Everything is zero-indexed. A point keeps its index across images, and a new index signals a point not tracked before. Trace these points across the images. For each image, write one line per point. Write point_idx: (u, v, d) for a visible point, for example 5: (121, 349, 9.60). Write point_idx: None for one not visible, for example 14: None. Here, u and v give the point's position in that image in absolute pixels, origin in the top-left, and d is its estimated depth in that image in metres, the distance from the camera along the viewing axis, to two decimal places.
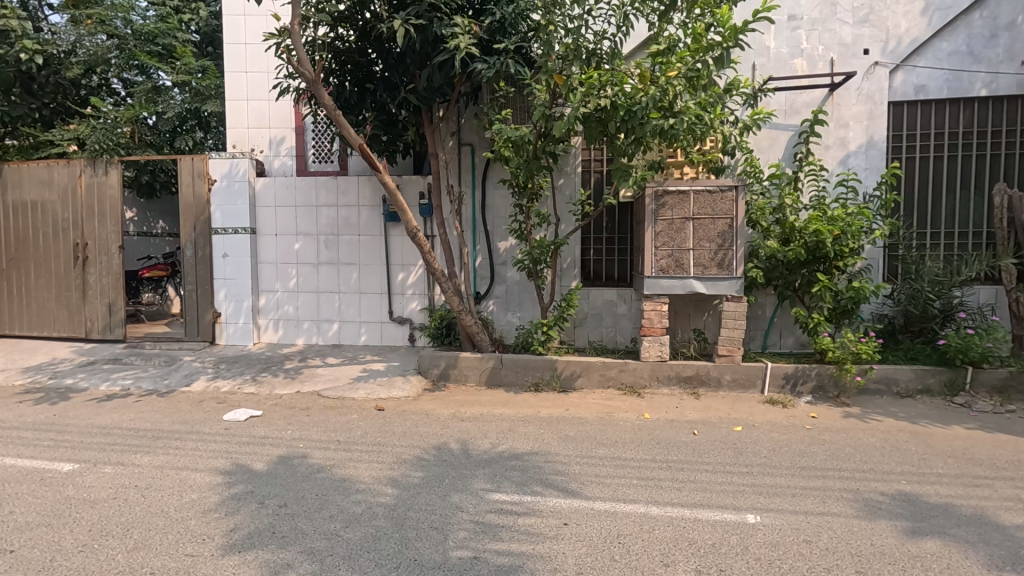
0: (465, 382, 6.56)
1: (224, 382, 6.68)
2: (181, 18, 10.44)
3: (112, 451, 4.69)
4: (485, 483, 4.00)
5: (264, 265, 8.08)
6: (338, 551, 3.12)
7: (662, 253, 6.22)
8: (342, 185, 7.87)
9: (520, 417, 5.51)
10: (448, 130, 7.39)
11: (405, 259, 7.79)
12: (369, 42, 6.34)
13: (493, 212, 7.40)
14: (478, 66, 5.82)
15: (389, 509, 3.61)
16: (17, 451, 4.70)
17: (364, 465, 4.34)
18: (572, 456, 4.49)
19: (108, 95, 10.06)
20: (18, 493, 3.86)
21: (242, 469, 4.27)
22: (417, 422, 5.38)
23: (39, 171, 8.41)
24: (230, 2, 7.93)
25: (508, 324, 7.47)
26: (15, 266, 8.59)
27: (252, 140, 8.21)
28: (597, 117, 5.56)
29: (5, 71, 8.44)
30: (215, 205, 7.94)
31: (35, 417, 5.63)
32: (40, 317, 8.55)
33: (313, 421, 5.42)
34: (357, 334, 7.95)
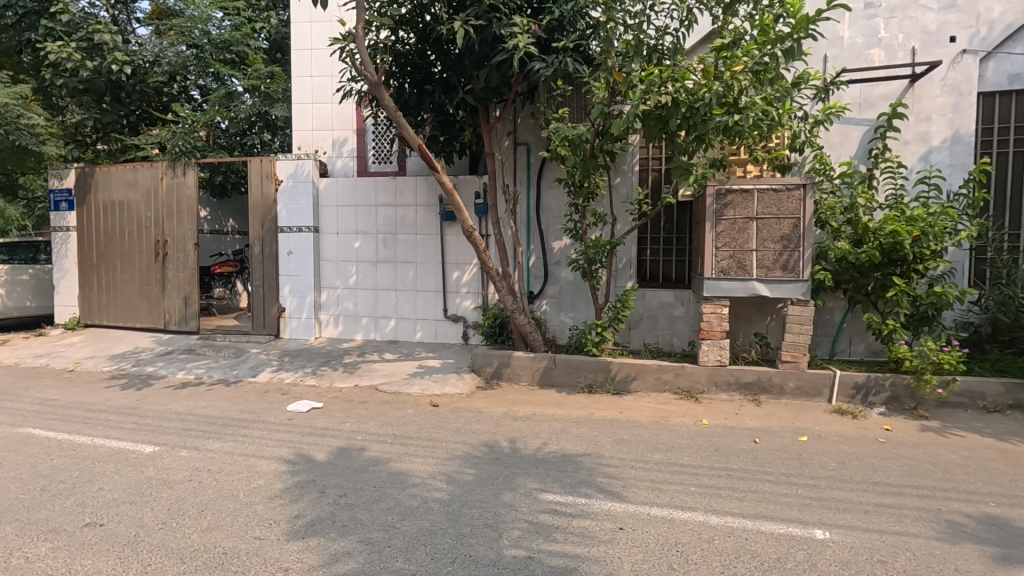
0: (518, 381, 6.57)
1: (288, 374, 6.98)
2: (254, 27, 10.77)
3: (187, 436, 4.99)
4: (538, 483, 3.99)
5: (326, 262, 8.38)
6: (395, 543, 3.18)
7: (723, 254, 6.01)
8: (400, 185, 8.05)
9: (573, 418, 5.46)
10: (505, 130, 7.43)
11: (460, 257, 7.87)
12: (429, 44, 6.45)
13: (548, 211, 7.38)
14: (536, 66, 5.83)
15: (444, 505, 3.66)
16: (105, 433, 5.08)
17: (420, 460, 4.42)
18: (627, 460, 4.41)
19: (187, 102, 10.62)
20: (106, 472, 4.17)
21: (305, 458, 4.44)
22: (470, 419, 5.43)
23: (126, 172, 9.07)
24: (298, 10, 8.27)
25: (561, 325, 7.43)
26: (103, 261, 9.29)
27: (316, 141, 8.53)
28: (658, 114, 5.43)
29: (98, 81, 9.39)
30: (281, 205, 8.31)
31: (121, 402, 6.07)
32: (124, 308, 9.20)
33: (370, 415, 5.57)
34: (412, 330, 8.12)
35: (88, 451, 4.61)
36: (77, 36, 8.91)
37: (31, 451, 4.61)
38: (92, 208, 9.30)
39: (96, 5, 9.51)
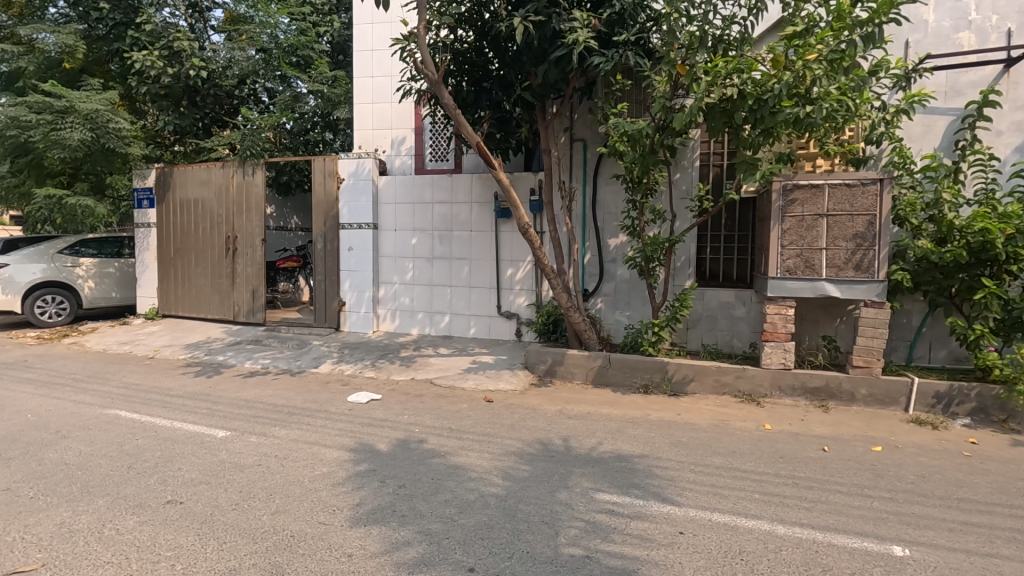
0: (571, 379, 6.53)
1: (347, 366, 7.22)
2: (317, 31, 11.09)
3: (256, 422, 5.24)
4: (594, 482, 3.94)
5: (384, 258, 8.60)
6: (454, 536, 3.22)
7: (790, 253, 5.74)
8: (456, 182, 8.16)
9: (628, 418, 5.37)
10: (561, 126, 7.40)
11: (514, 254, 7.90)
12: (487, 41, 6.49)
13: (604, 208, 7.29)
14: (596, 60, 5.77)
15: (500, 500, 3.68)
16: (182, 417, 5.41)
17: (476, 454, 4.47)
18: (685, 463, 4.30)
19: (255, 104, 11.18)
20: (184, 454, 4.44)
21: (366, 448, 4.58)
22: (524, 415, 5.44)
23: (200, 172, 9.61)
24: (360, 12, 8.51)
25: (616, 323, 7.31)
26: (179, 256, 9.88)
27: (376, 141, 8.74)
28: (723, 107, 5.30)
29: (177, 86, 10.00)
30: (343, 202, 8.61)
31: (195, 388, 6.44)
32: (198, 300, 9.76)
33: (426, 408, 5.67)
34: (466, 326, 8.21)
35: (168, 433, 4.92)
36: (159, 44, 9.58)
37: (118, 431, 4.96)
38: (170, 206, 9.90)
39: (176, 14, 10.13)
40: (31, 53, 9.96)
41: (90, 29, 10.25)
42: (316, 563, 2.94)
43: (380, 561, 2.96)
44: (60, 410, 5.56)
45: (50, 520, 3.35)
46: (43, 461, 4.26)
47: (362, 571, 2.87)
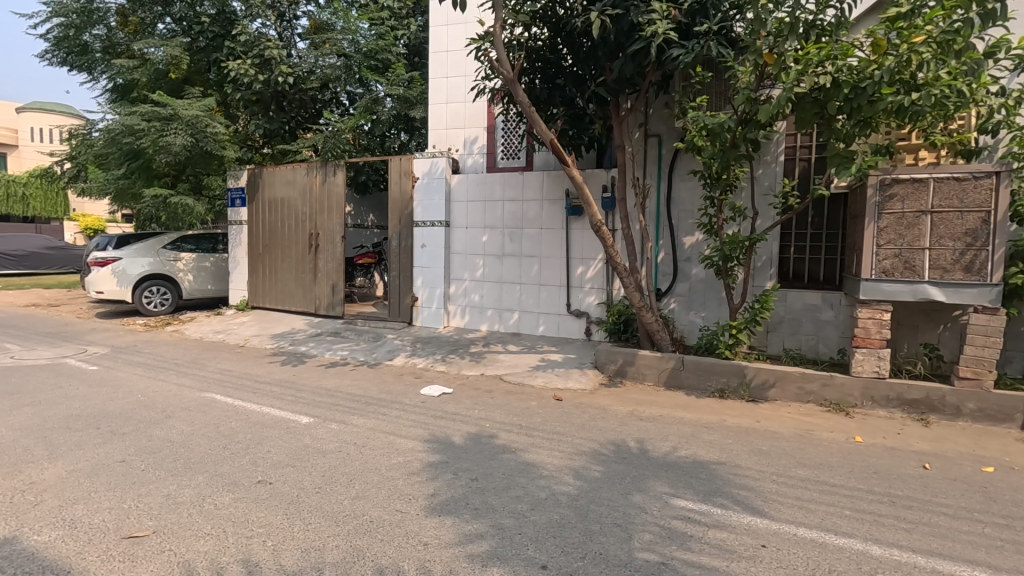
0: (642, 380, 6.37)
1: (420, 360, 7.43)
2: (396, 34, 11.53)
3: (336, 410, 5.51)
4: (669, 487, 3.83)
5: (455, 255, 8.77)
6: (526, 532, 3.23)
7: (886, 253, 5.32)
8: (527, 180, 8.19)
9: (703, 423, 5.18)
10: (636, 122, 7.28)
11: (585, 252, 7.82)
12: (561, 38, 6.45)
13: (679, 205, 7.09)
14: (675, 52, 5.59)
15: (572, 499, 3.65)
16: (271, 402, 5.77)
17: (547, 452, 4.46)
18: (767, 473, 4.09)
19: (337, 107, 11.69)
20: (273, 437, 4.73)
21: (440, 440, 4.69)
22: (594, 415, 5.37)
23: (287, 173, 10.20)
24: (436, 14, 8.72)
25: (691, 324, 7.08)
26: (267, 251, 10.52)
27: (449, 140, 8.91)
28: (814, 97, 5.01)
29: (267, 92, 10.66)
30: (417, 201, 8.87)
31: (281, 376, 6.86)
32: (283, 293, 10.36)
33: (496, 404, 5.73)
34: (536, 324, 8.22)
35: (258, 417, 5.26)
36: (252, 53, 10.23)
37: (215, 413, 5.36)
38: (260, 204, 10.58)
39: (267, 25, 10.78)
40: (143, 66, 10.94)
41: (193, 42, 11.12)
42: (394, 548, 3.03)
43: (454, 552, 3.01)
44: (165, 392, 6.08)
45: (159, 492, 3.67)
46: (152, 437, 4.68)
47: (438, 560, 2.93)
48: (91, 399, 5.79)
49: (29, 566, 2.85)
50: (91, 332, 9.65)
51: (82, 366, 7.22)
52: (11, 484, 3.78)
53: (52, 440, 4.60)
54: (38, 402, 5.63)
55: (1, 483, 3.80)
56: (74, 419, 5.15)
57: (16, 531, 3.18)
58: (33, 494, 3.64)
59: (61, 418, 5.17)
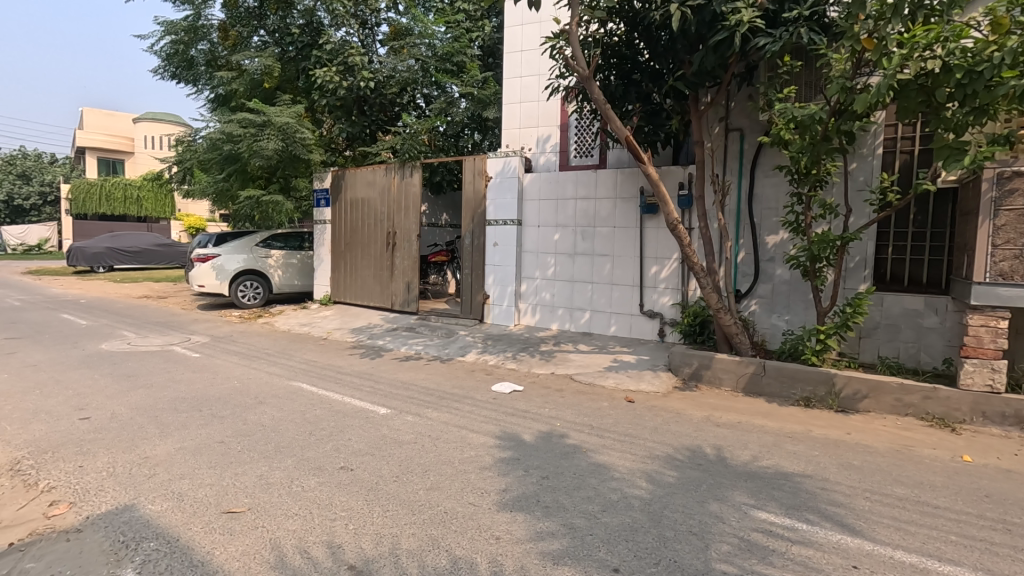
0: (719, 385, 6.13)
1: (491, 357, 7.54)
2: (471, 37, 11.77)
3: (411, 403, 5.70)
4: (749, 498, 3.66)
5: (527, 254, 8.80)
6: (598, 533, 3.20)
7: (1003, 254, 4.81)
8: (600, 178, 8.09)
9: (786, 432, 4.91)
10: (716, 116, 7.03)
11: (660, 251, 7.64)
12: (638, 33, 6.33)
13: (762, 202, 6.77)
14: (762, 41, 5.33)
15: (644, 503, 3.57)
16: (352, 393, 6.07)
17: (618, 454, 4.39)
18: (858, 489, 3.81)
19: (414, 109, 12.03)
20: (353, 426, 4.97)
21: (510, 437, 4.73)
22: (668, 419, 5.22)
23: (368, 174, 10.66)
24: (511, 15, 8.82)
25: (773, 328, 6.73)
26: (348, 249, 11.06)
27: (522, 139, 8.96)
28: (919, 84, 4.62)
29: (350, 97, 11.18)
30: (490, 200, 9.00)
31: (360, 368, 7.19)
32: (362, 289, 10.85)
33: (567, 403, 5.70)
34: (607, 324, 8.10)
35: (340, 406, 5.55)
36: (337, 61, 10.80)
37: (301, 401, 5.71)
38: (343, 204, 11.13)
39: (350, 33, 11.32)
40: (241, 76, 11.82)
41: (284, 52, 11.88)
42: (467, 540, 3.10)
43: (526, 548, 3.03)
44: (258, 380, 6.55)
45: (253, 472, 3.96)
46: (246, 421, 5.06)
47: (510, 555, 2.96)
48: (194, 383, 6.33)
49: (145, 532, 3.17)
50: (194, 323, 10.54)
51: (186, 353, 7.91)
52: (129, 458, 4.20)
53: (162, 419, 5.08)
54: (150, 384, 6.23)
55: (121, 456, 4.24)
56: (180, 401, 5.66)
57: (134, 500, 3.54)
58: (147, 467, 4.04)
59: (169, 400, 5.70)
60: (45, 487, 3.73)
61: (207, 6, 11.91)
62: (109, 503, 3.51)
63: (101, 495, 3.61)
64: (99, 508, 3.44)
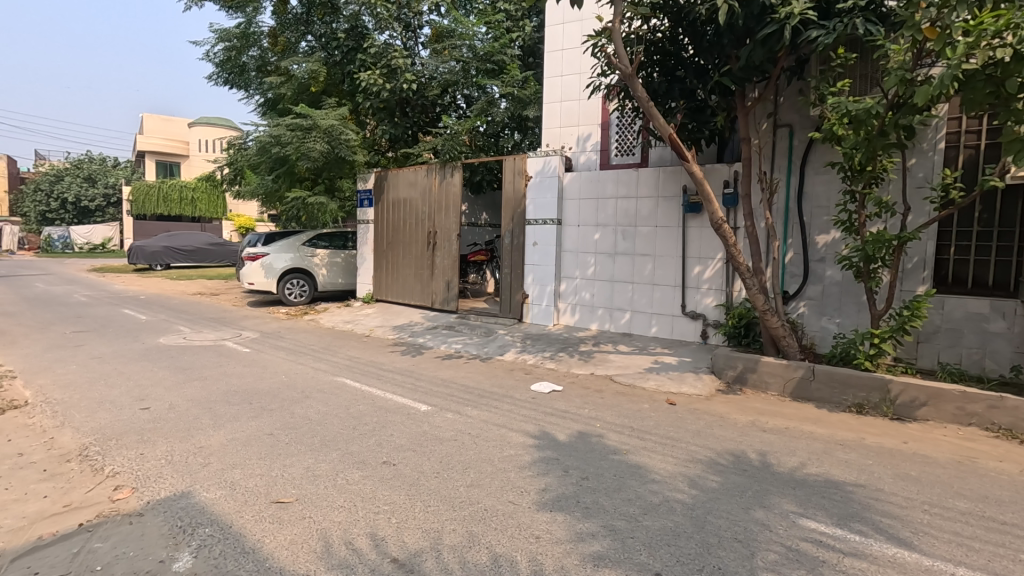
0: (765, 389, 5.95)
1: (530, 356, 7.55)
2: (511, 37, 11.82)
3: (451, 401, 5.77)
4: (797, 506, 3.54)
5: (566, 253, 8.77)
6: (639, 536, 3.16)
7: None
8: (641, 177, 7.98)
9: (837, 439, 4.72)
10: (764, 112, 6.83)
11: (703, 251, 7.48)
12: (682, 28, 6.22)
13: (812, 200, 6.54)
14: (814, 33, 5.14)
15: (687, 508, 3.50)
16: (393, 389, 6.19)
17: (660, 457, 4.33)
18: (916, 501, 3.62)
19: (455, 110, 12.15)
20: (395, 422, 5.07)
21: (550, 437, 4.73)
22: (710, 422, 5.10)
23: (410, 174, 10.85)
24: (552, 14, 8.80)
25: (823, 331, 6.48)
26: (390, 249, 11.28)
27: (562, 138, 8.93)
28: (987, 74, 4.35)
29: (393, 99, 11.39)
30: (530, 200, 9.01)
31: (401, 365, 7.32)
32: (403, 288, 11.04)
33: (607, 404, 5.65)
34: (648, 324, 7.98)
35: (382, 402, 5.67)
36: (381, 64, 11.02)
37: (345, 396, 5.86)
38: (385, 204, 11.35)
39: (393, 36, 11.52)
40: (289, 81, 12.20)
41: (330, 56, 12.20)
42: (507, 538, 3.11)
43: (566, 548, 3.02)
44: (304, 375, 6.76)
45: (300, 464, 4.09)
46: (294, 414, 5.24)
47: (550, 555, 2.96)
48: (245, 377, 6.59)
49: (201, 518, 3.32)
50: (244, 319, 10.97)
51: (237, 348, 8.24)
52: (186, 447, 4.41)
53: (215, 411, 5.31)
54: (205, 378, 6.51)
55: (178, 445, 4.46)
56: (232, 393, 5.91)
57: (190, 487, 3.71)
58: (203, 456, 4.23)
59: (222, 392, 5.95)
60: (110, 472, 3.96)
61: (258, 13, 12.34)
62: (167, 489, 3.69)
63: (161, 481, 3.81)
64: (158, 494, 3.62)
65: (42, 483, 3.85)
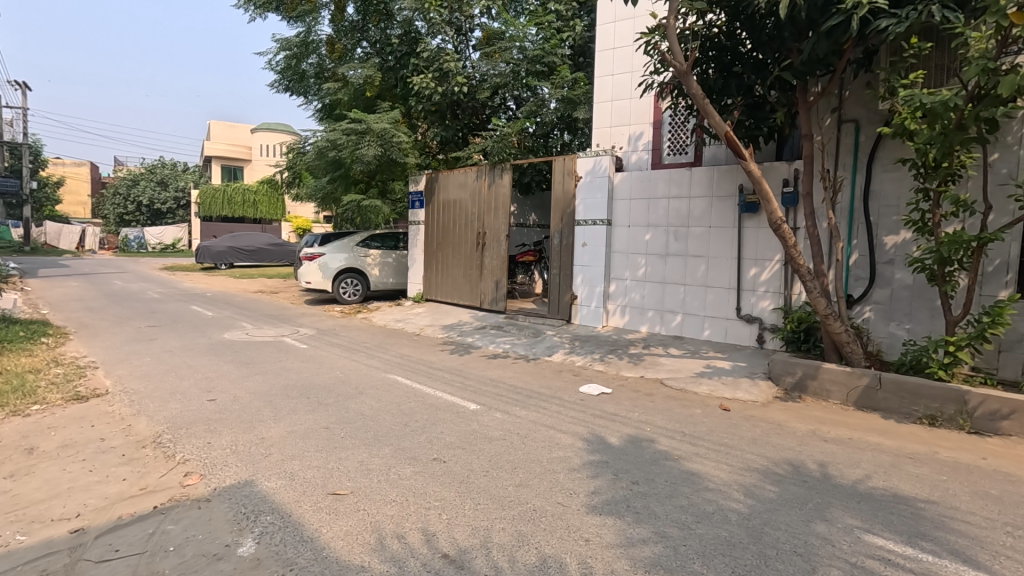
0: (826, 397, 5.68)
1: (578, 358, 7.50)
2: (562, 37, 11.79)
3: (500, 400, 5.81)
4: (861, 521, 3.36)
5: (616, 254, 8.66)
6: (692, 544, 3.08)
7: None
8: (694, 176, 7.78)
9: (906, 452, 4.45)
10: (828, 107, 6.54)
11: (760, 252, 7.23)
12: (740, 23, 6.04)
13: (880, 199, 6.20)
14: (884, 23, 4.86)
15: (743, 518, 3.39)
16: (443, 388, 6.28)
17: (714, 464, 4.21)
18: (997, 522, 3.37)
19: (505, 111, 12.23)
20: (446, 420, 5.15)
21: (601, 440, 4.67)
22: (767, 430, 4.91)
23: (460, 175, 11.00)
24: (604, 12, 8.71)
25: (891, 337, 6.14)
26: (440, 249, 11.46)
27: (613, 138, 8.83)
28: None
29: (444, 102, 11.58)
30: (580, 200, 8.95)
31: (451, 364, 7.43)
32: (452, 288, 11.19)
33: (657, 408, 5.54)
34: (700, 327, 7.78)
35: (432, 400, 5.76)
36: (433, 68, 11.21)
37: (397, 393, 6.01)
38: (436, 205, 11.55)
39: (446, 40, 11.69)
40: (346, 87, 12.61)
41: (385, 62, 12.50)
42: (556, 540, 3.10)
43: (616, 553, 2.99)
44: (358, 371, 6.96)
45: (354, 458, 4.22)
46: (348, 409, 5.41)
47: (600, 558, 2.93)
48: (302, 372, 6.85)
49: (262, 506, 3.48)
50: (302, 316, 11.41)
51: (295, 344, 8.58)
52: (249, 438, 4.63)
53: (276, 404, 5.55)
54: (265, 372, 6.82)
55: (242, 435, 4.69)
56: (291, 388, 6.15)
57: (253, 476, 3.90)
58: (264, 447, 4.43)
59: (282, 386, 6.21)
60: (181, 459, 4.21)
61: (318, 22, 12.77)
62: (232, 477, 3.89)
63: (226, 470, 4.01)
64: (224, 482, 3.82)
65: (121, 466, 4.13)
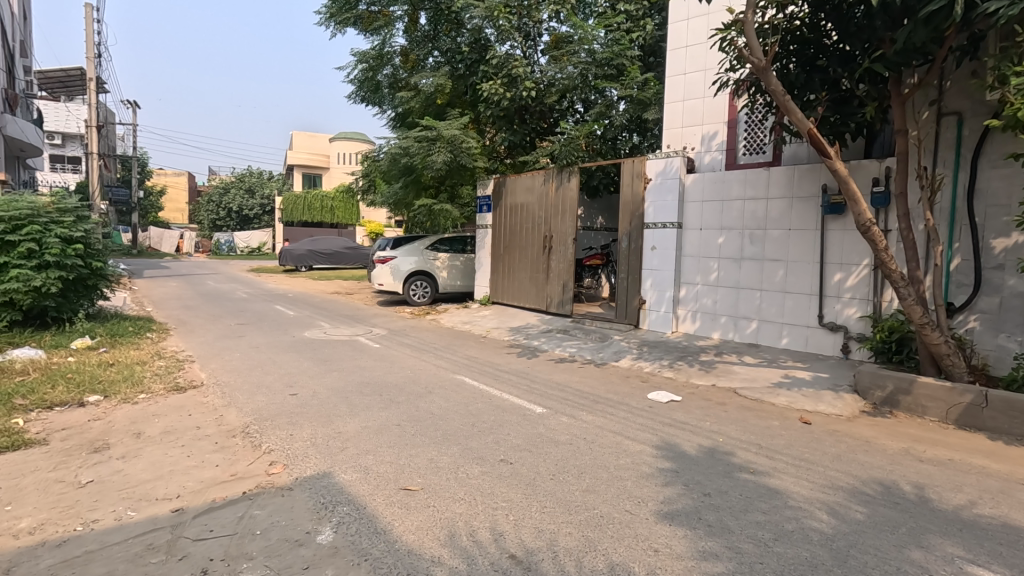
0: (922, 414, 5.24)
1: (646, 364, 7.34)
2: (631, 37, 11.62)
3: (566, 404, 5.79)
4: (964, 550, 3.07)
5: (687, 258, 8.41)
6: (769, 563, 2.93)
7: None
8: (772, 176, 7.43)
9: (1019, 478, 4.02)
10: (926, 99, 6.04)
11: (846, 256, 6.78)
12: (825, 13, 5.71)
13: (987, 198, 5.66)
14: (993, 5, 4.42)
15: (826, 538, 3.18)
16: (509, 390, 6.34)
17: (794, 480, 3.98)
18: None
19: (572, 114, 12.20)
20: (512, 422, 5.19)
21: (670, 449, 4.54)
22: (853, 447, 4.59)
23: (527, 180, 11.08)
24: (676, 11, 8.50)
25: (999, 350, 5.57)
26: (506, 253, 11.58)
27: (685, 138, 8.58)
28: None
29: (513, 107, 11.70)
30: (649, 202, 8.76)
31: (516, 366, 7.49)
32: (518, 291, 11.26)
33: (731, 419, 5.31)
34: (778, 335, 7.39)
35: (499, 402, 5.83)
36: (502, 74, 11.37)
37: (464, 394, 6.12)
38: (503, 209, 11.69)
39: (514, 46, 11.82)
40: (417, 95, 13.02)
41: (455, 69, 12.79)
42: (624, 548, 3.05)
43: (687, 565, 2.90)
44: (427, 371, 7.16)
45: (424, 455, 4.34)
46: (418, 408, 5.57)
47: (669, 569, 2.86)
48: (375, 371, 7.13)
49: (338, 497, 3.66)
50: (374, 317, 11.89)
51: (369, 343, 8.95)
52: (327, 431, 4.88)
53: (351, 400, 5.81)
54: (341, 370, 7.16)
55: (321, 429, 4.94)
56: (364, 385, 6.42)
57: (331, 469, 4.10)
58: (341, 441, 4.65)
59: (356, 384, 6.49)
60: (266, 449, 4.50)
61: (392, 34, 13.26)
62: (312, 468, 4.11)
63: (307, 461, 4.25)
64: (305, 472, 4.04)
65: (215, 453, 4.47)
